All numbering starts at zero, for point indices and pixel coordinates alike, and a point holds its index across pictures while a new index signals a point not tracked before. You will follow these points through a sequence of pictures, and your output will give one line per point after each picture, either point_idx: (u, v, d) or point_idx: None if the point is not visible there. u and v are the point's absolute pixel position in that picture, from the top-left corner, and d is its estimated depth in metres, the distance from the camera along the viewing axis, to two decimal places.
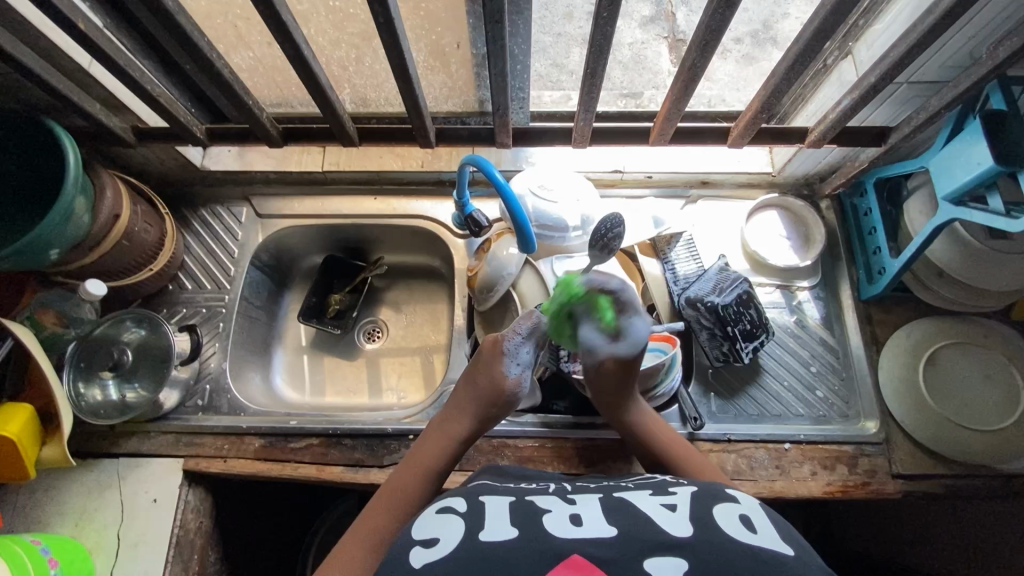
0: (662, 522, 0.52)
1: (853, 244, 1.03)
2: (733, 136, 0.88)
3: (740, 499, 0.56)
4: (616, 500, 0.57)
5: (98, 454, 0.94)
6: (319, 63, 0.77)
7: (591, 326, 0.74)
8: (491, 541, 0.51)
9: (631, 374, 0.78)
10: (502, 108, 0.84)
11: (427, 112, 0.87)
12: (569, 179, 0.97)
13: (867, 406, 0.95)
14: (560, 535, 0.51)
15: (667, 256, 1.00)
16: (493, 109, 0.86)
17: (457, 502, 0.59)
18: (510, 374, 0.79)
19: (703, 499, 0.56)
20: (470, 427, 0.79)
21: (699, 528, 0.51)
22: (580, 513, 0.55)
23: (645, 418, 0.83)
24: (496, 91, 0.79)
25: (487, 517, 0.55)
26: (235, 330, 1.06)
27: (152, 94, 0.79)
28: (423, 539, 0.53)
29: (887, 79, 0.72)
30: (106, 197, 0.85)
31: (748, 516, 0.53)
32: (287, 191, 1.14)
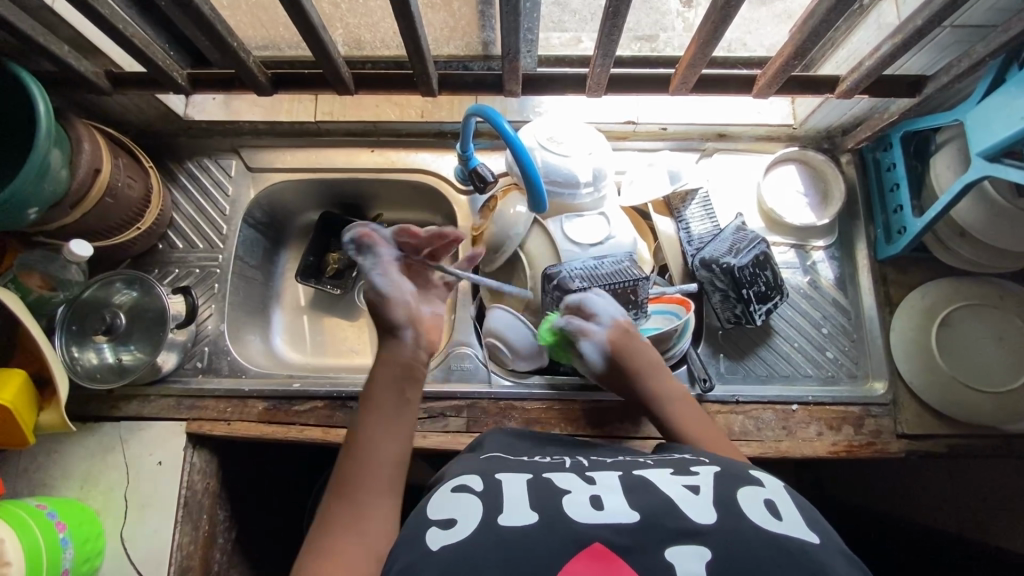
0: (685, 504, 0.52)
1: (872, 201, 0.99)
2: (759, 85, 0.82)
3: (764, 482, 0.56)
4: (635, 478, 0.57)
5: (98, 417, 0.93)
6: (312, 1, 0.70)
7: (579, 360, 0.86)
8: (511, 527, 0.52)
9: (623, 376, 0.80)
10: (512, 52, 0.77)
11: (428, 56, 0.80)
12: (581, 131, 0.91)
13: (876, 366, 0.94)
14: (579, 519, 0.52)
15: (681, 214, 0.94)
16: (502, 54, 0.79)
17: (473, 480, 0.59)
18: (377, 283, 0.81)
19: (726, 481, 0.56)
20: (395, 355, 0.77)
21: (723, 513, 0.51)
22: (600, 493, 0.55)
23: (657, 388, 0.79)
24: (506, 33, 0.72)
25: (505, 498, 0.55)
26: (231, 291, 1.03)
27: (124, 34, 0.71)
28: (440, 520, 0.54)
29: (934, 23, 0.66)
30: (84, 149, 0.80)
31: (773, 501, 0.54)
32: (277, 142, 1.07)
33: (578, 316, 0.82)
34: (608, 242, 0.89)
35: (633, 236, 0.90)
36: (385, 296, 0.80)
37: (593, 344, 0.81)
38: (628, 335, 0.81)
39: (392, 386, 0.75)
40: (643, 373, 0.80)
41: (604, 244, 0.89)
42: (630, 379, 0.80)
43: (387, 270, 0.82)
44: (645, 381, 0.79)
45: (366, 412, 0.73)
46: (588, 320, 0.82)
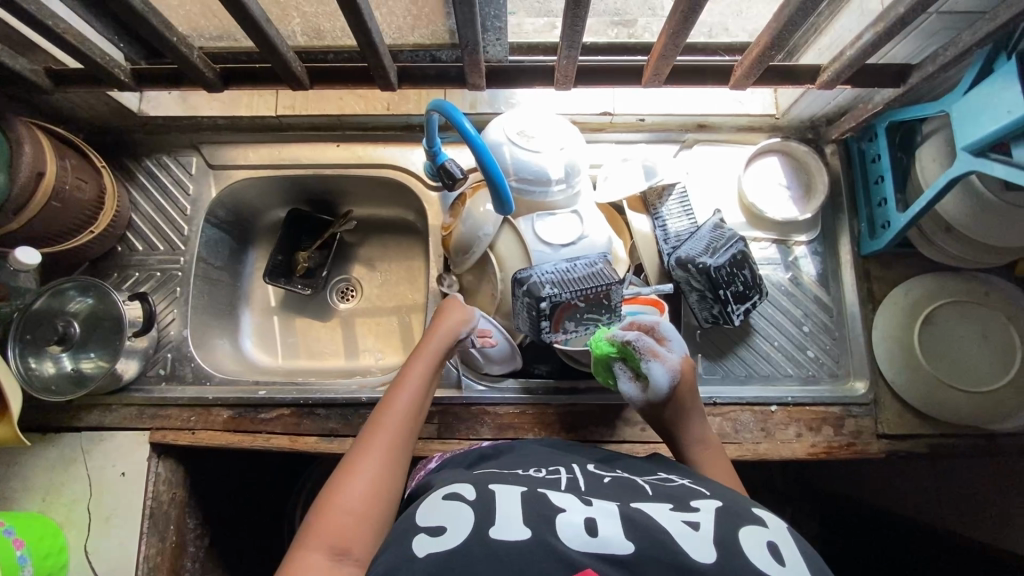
0: (684, 540, 0.51)
1: (856, 195, 0.96)
2: (736, 76, 0.77)
3: (768, 522, 0.55)
4: (634, 509, 0.55)
5: (58, 428, 0.90)
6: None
7: (627, 379, 0.76)
8: (503, 541, 0.50)
9: (679, 410, 0.75)
10: (472, 45, 0.73)
11: (383, 47, 0.76)
12: (553, 125, 0.87)
13: (858, 365, 0.92)
14: (574, 546, 0.50)
15: (658, 211, 0.90)
16: (461, 46, 0.74)
17: (466, 489, 0.58)
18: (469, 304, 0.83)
19: (728, 518, 0.54)
20: (445, 344, 0.77)
21: (723, 555, 0.50)
22: (597, 516, 0.54)
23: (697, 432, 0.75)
24: (462, 24, 0.67)
25: (497, 512, 0.53)
26: (195, 295, 0.99)
27: (54, 30, 0.66)
28: (428, 527, 0.53)
29: (917, 11, 0.62)
30: (24, 151, 0.76)
31: (776, 543, 0.52)
32: (238, 138, 1.02)
33: (648, 337, 0.75)
34: (580, 242, 0.85)
35: (606, 235, 0.87)
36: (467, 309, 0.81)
37: (663, 368, 0.71)
38: (692, 373, 0.75)
39: (431, 362, 0.74)
40: (693, 417, 0.75)
41: (576, 245, 0.85)
42: (679, 420, 0.75)
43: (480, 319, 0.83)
44: (691, 425, 0.75)
45: (402, 387, 0.70)
46: (658, 344, 0.75)
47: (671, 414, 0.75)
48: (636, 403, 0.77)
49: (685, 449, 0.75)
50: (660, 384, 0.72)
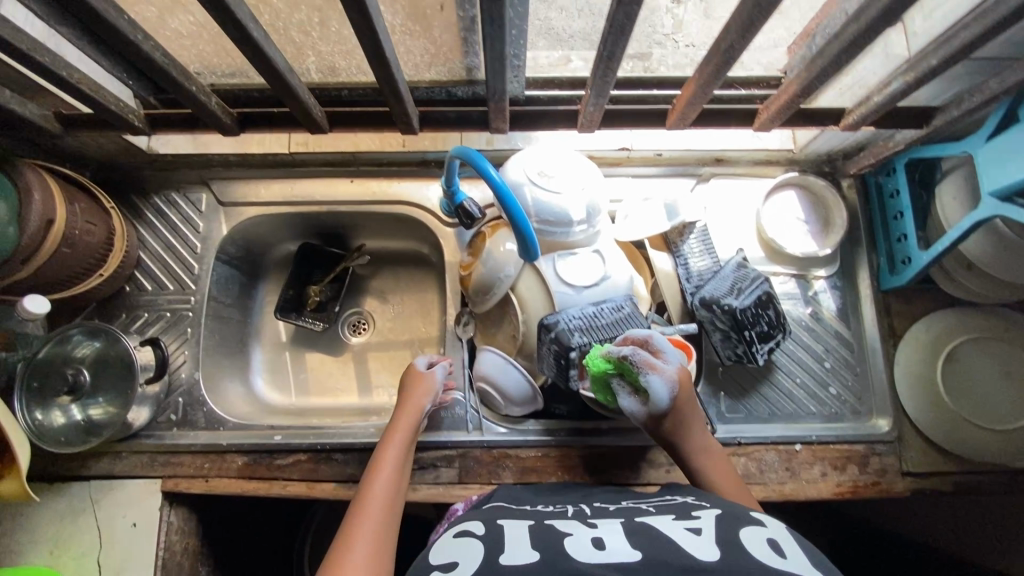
0: (685, 542, 0.52)
1: (875, 229, 0.96)
2: (761, 119, 0.76)
3: (767, 523, 0.56)
4: (637, 523, 0.57)
5: (66, 477, 0.87)
6: (277, 47, 0.64)
7: (625, 392, 0.75)
8: (513, 563, 0.51)
9: (679, 422, 0.76)
10: (498, 91, 0.72)
11: (406, 94, 0.76)
12: (573, 164, 0.86)
13: (879, 402, 0.92)
14: (582, 559, 0.50)
15: (679, 249, 0.88)
16: (487, 93, 0.74)
17: (475, 526, 0.60)
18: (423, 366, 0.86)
19: (727, 523, 0.55)
20: (413, 419, 0.79)
21: (726, 551, 0.50)
22: (602, 535, 0.55)
23: (699, 441, 0.77)
24: (491, 75, 0.67)
25: (506, 541, 0.55)
26: (206, 336, 0.97)
27: (70, 81, 0.64)
28: (442, 564, 0.53)
29: (951, 63, 0.61)
30: (33, 199, 0.74)
31: (776, 540, 0.53)
32: (249, 174, 1.00)
33: (643, 350, 0.73)
34: (604, 282, 0.84)
35: (628, 274, 0.86)
36: (425, 375, 0.84)
37: (660, 379, 0.71)
38: (687, 381, 0.75)
39: (401, 443, 0.76)
40: (695, 427, 0.77)
41: (600, 285, 0.84)
42: (682, 429, 0.76)
43: (491, 368, 0.86)
44: (693, 434, 0.77)
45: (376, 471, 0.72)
46: (652, 356, 0.74)
47: (671, 424, 0.76)
48: (636, 417, 0.77)
49: (688, 456, 0.76)
50: (660, 396, 0.71)
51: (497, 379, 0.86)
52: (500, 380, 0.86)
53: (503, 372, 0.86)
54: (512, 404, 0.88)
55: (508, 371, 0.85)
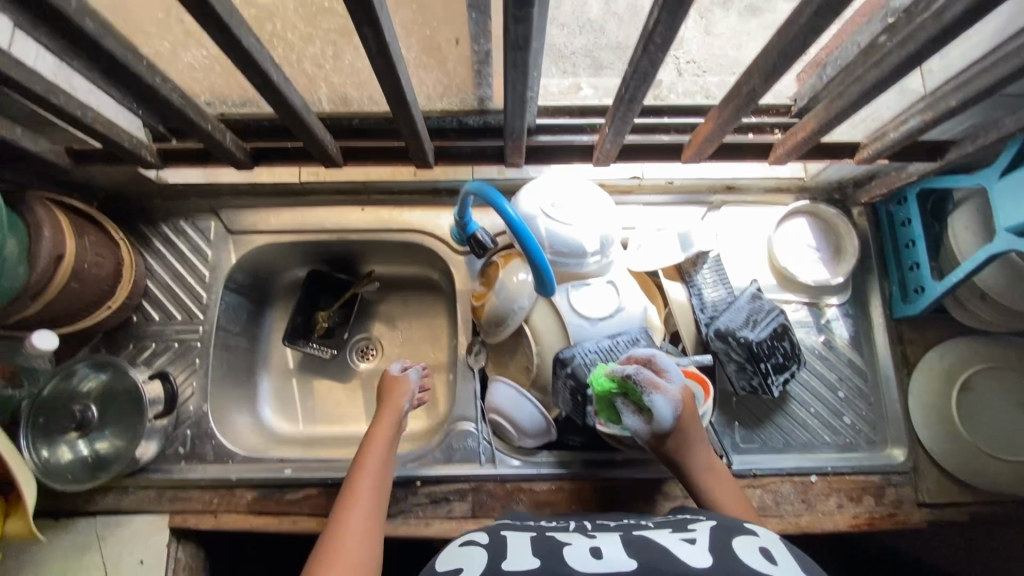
0: (680, 551, 0.52)
1: (886, 257, 0.96)
2: (777, 153, 0.76)
3: (759, 532, 0.56)
4: (635, 535, 0.57)
5: (71, 513, 0.86)
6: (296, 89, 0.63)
7: (630, 412, 0.72)
8: (514, 569, 0.50)
9: (683, 439, 0.73)
10: (517, 132, 0.72)
11: (424, 134, 0.78)
12: (587, 196, 0.86)
13: (894, 431, 0.91)
14: (580, 566, 0.50)
15: (693, 279, 0.88)
16: (504, 133, 0.74)
17: (479, 535, 0.59)
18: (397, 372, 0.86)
19: (722, 532, 0.56)
20: (394, 419, 0.80)
21: (721, 559, 0.50)
22: (600, 545, 0.55)
23: (704, 460, 0.73)
24: (511, 118, 0.66)
25: (508, 548, 0.54)
26: (214, 366, 0.96)
27: (85, 121, 0.63)
28: (447, 570, 0.52)
29: (970, 105, 0.61)
30: (44, 235, 0.73)
31: (768, 549, 0.53)
32: (259, 202, 0.99)
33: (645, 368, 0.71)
34: (618, 314, 0.84)
35: (642, 304, 0.86)
36: (400, 378, 0.85)
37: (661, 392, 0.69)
38: (690, 401, 0.73)
39: (384, 442, 0.76)
40: (698, 446, 0.74)
41: (614, 317, 0.84)
42: (686, 448, 0.73)
43: (505, 402, 0.85)
44: (697, 453, 0.73)
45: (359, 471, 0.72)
46: (656, 375, 0.72)
47: (675, 443, 0.73)
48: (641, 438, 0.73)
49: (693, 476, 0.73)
50: (663, 410, 0.69)
51: (510, 414, 0.85)
52: (513, 415, 0.85)
53: (517, 408, 0.85)
54: (526, 437, 0.87)
55: (522, 408, 0.84)
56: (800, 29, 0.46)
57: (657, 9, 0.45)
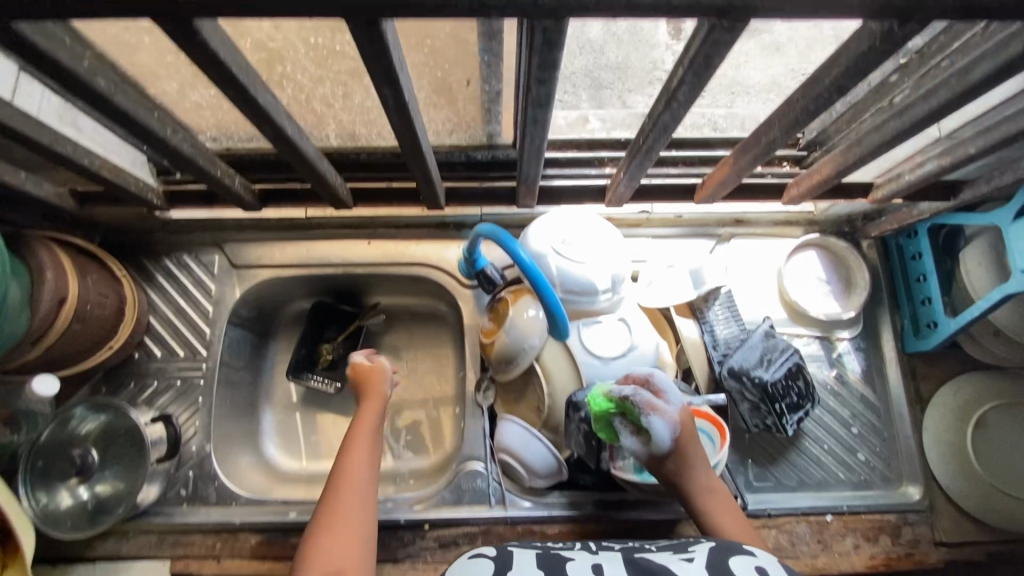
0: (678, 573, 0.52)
1: (896, 291, 0.95)
2: (790, 194, 0.76)
3: (756, 552, 0.56)
4: (636, 556, 0.57)
5: (70, 559, 0.84)
6: (309, 138, 0.62)
7: (627, 432, 0.72)
8: None
9: (681, 460, 0.72)
10: (530, 178, 0.73)
11: (437, 179, 0.79)
12: (598, 233, 0.85)
13: (908, 468, 0.90)
14: None
15: (706, 317, 0.87)
16: (518, 179, 0.75)
17: (486, 548, 0.58)
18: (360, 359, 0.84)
19: (721, 552, 0.56)
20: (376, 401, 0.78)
21: None
22: (602, 565, 0.55)
23: (704, 481, 0.72)
24: (526, 165, 0.66)
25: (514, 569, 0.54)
26: (217, 404, 0.94)
27: (92, 169, 0.63)
28: None
29: (988, 152, 0.60)
30: (47, 279, 0.72)
31: (764, 568, 0.53)
32: (265, 235, 0.98)
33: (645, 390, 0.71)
34: (630, 353, 0.83)
35: (655, 341, 0.84)
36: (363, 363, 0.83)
37: (657, 416, 0.69)
38: (689, 421, 0.73)
39: (369, 425, 0.74)
40: (699, 468, 0.72)
41: (626, 356, 0.82)
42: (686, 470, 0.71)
43: (518, 446, 0.83)
44: (697, 475, 0.71)
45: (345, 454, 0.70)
46: (654, 396, 0.72)
47: (674, 465, 0.71)
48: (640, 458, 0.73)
49: (693, 499, 0.71)
50: (657, 431, 0.69)
51: (523, 458, 0.83)
52: (526, 459, 0.83)
53: (530, 452, 0.83)
54: (535, 479, 0.85)
55: (536, 451, 0.82)
56: (826, 87, 0.46)
57: (681, 71, 0.44)
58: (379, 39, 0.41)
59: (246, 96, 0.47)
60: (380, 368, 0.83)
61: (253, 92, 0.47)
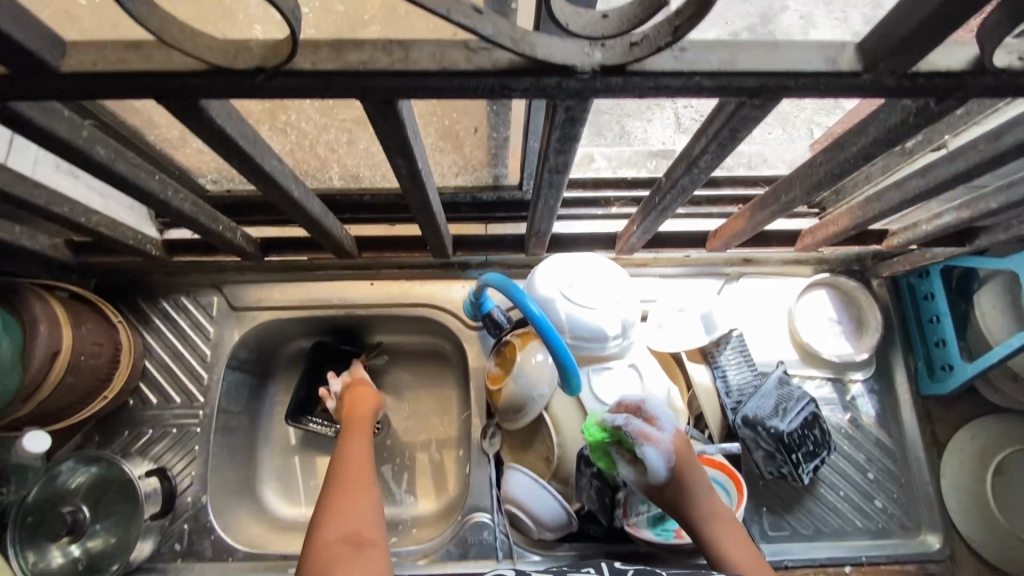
0: None
1: (910, 331, 0.94)
2: (805, 241, 0.79)
3: None
4: None
5: None
6: (315, 196, 0.62)
7: (622, 459, 0.69)
8: None
9: (679, 487, 0.66)
10: (541, 232, 0.74)
11: (445, 232, 0.78)
12: (608, 277, 0.82)
13: (927, 516, 0.88)
14: None
15: (717, 361, 0.85)
16: (527, 231, 0.76)
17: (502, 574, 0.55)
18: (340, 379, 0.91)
19: None
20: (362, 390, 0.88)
21: None
22: None
23: (708, 510, 0.65)
24: (538, 221, 0.67)
25: None
26: (214, 452, 0.91)
27: (90, 225, 0.61)
28: None
29: (1010, 208, 0.59)
30: (40, 331, 0.69)
31: None
32: (264, 277, 0.95)
33: (636, 417, 0.69)
34: None
35: (666, 386, 0.82)
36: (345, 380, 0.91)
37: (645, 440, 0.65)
38: (689, 447, 0.68)
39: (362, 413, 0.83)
40: (702, 496, 0.66)
41: None
42: (687, 499, 0.66)
43: (525, 497, 0.79)
44: (700, 503, 0.65)
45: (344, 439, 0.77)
46: (646, 423, 0.68)
47: (674, 493, 0.66)
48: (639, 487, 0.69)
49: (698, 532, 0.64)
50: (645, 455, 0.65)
51: (529, 509, 0.80)
52: (533, 511, 0.79)
53: (539, 504, 0.79)
54: (541, 530, 0.82)
55: (545, 503, 0.79)
56: (853, 155, 0.44)
57: (705, 142, 0.43)
58: (394, 115, 0.40)
59: (251, 164, 0.46)
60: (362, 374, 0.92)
61: (259, 160, 0.46)
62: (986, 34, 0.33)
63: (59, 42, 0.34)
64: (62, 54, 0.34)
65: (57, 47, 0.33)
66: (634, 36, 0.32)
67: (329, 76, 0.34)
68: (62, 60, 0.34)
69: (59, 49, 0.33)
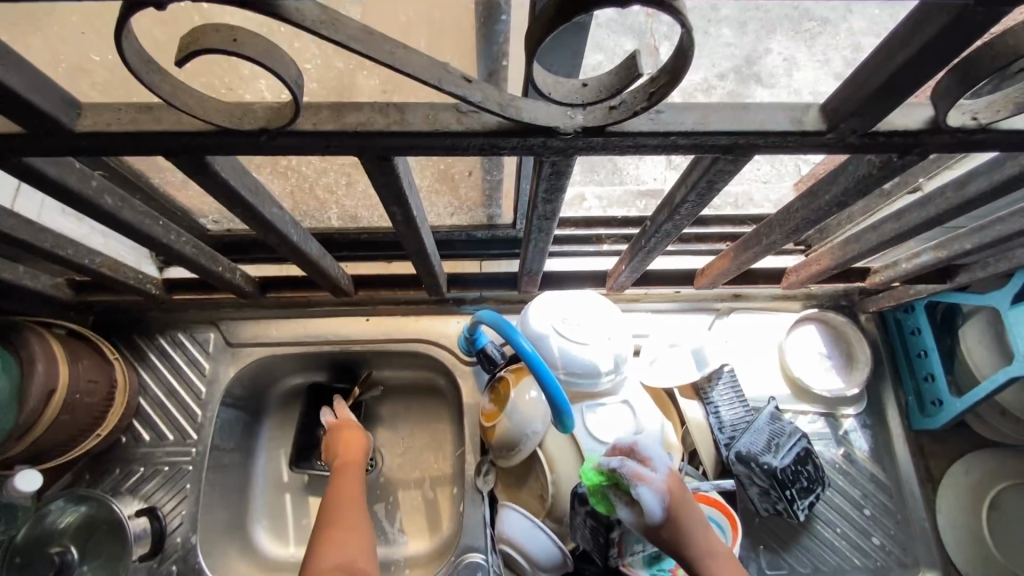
0: None
1: (899, 364, 0.95)
2: (789, 279, 0.81)
3: None
4: None
5: None
6: (315, 240, 0.65)
7: (620, 502, 0.68)
8: None
9: (677, 527, 0.65)
10: (531, 270, 0.76)
11: (439, 270, 0.80)
12: (599, 314, 0.84)
13: (924, 553, 0.87)
14: None
15: (710, 397, 0.86)
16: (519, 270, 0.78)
17: None
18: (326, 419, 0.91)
19: None
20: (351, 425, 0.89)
21: None
22: None
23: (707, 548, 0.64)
24: (530, 259, 0.69)
25: None
26: (206, 491, 0.90)
27: (93, 267, 0.63)
28: None
29: (983, 249, 0.61)
30: (36, 370, 0.70)
31: None
32: (261, 313, 0.96)
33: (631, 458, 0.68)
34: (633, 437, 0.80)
35: (659, 421, 0.82)
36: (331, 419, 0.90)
37: (639, 480, 0.65)
38: (683, 487, 0.68)
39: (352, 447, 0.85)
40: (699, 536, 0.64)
41: None
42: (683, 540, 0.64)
43: (517, 530, 0.79)
44: (698, 542, 0.64)
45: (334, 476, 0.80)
46: (641, 465, 0.68)
47: (673, 534, 0.65)
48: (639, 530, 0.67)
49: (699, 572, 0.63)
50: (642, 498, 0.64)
51: (521, 544, 0.79)
52: (525, 546, 0.79)
53: (531, 538, 0.78)
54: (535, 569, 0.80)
55: (537, 538, 0.78)
56: (826, 203, 0.47)
57: (684, 190, 0.46)
58: (389, 169, 0.42)
59: (252, 212, 0.48)
60: (349, 414, 0.92)
61: (259, 208, 0.48)
62: (936, 98, 0.36)
63: (75, 104, 0.36)
64: (78, 115, 0.36)
65: (72, 109, 0.36)
66: (613, 101, 0.35)
67: (329, 135, 0.36)
68: (77, 121, 0.36)
69: (74, 111, 0.36)
